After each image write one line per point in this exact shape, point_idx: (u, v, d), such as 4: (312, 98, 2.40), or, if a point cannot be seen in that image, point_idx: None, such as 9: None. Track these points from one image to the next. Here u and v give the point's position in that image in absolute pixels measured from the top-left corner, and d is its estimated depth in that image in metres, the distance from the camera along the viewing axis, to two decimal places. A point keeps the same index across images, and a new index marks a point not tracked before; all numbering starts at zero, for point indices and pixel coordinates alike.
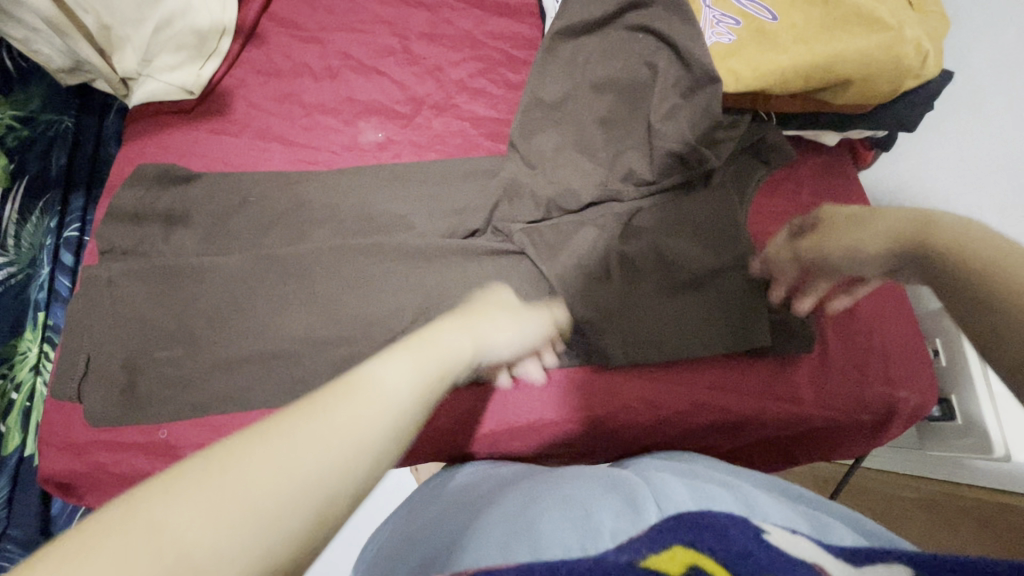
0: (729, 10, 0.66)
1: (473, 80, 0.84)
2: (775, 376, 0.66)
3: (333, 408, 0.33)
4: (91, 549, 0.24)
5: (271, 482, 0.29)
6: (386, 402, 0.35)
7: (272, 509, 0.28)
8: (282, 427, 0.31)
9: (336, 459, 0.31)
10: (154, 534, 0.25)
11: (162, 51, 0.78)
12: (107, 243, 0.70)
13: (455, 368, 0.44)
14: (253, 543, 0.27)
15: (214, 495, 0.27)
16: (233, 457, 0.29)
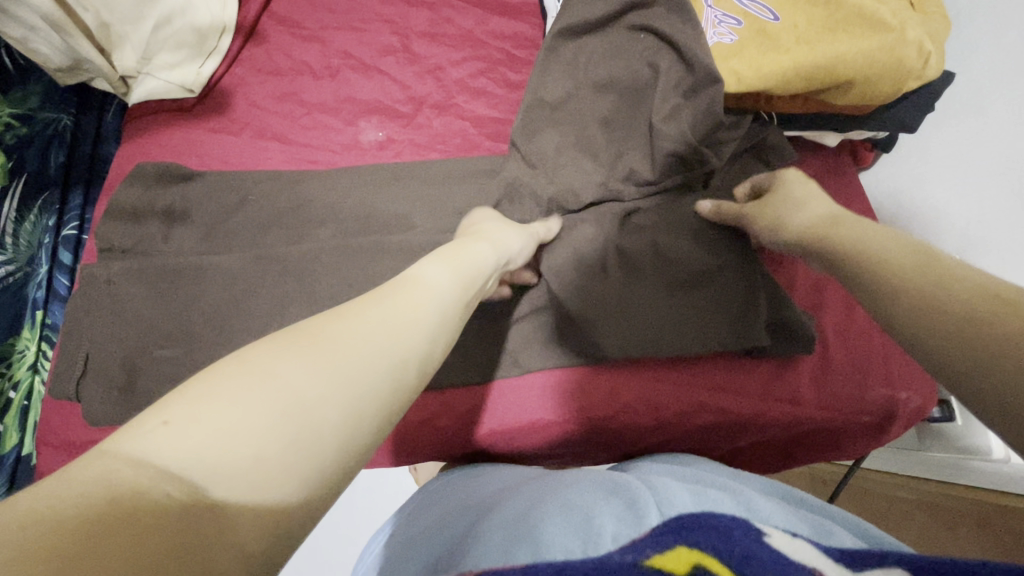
0: (731, 10, 0.66)
1: (474, 80, 0.84)
2: (776, 376, 0.66)
3: (381, 300, 0.37)
4: (204, 392, 0.28)
5: (346, 343, 0.33)
6: (426, 294, 0.40)
7: (354, 360, 0.32)
8: (355, 306, 0.36)
9: (394, 324, 0.36)
10: (257, 379, 0.29)
11: (162, 50, 0.78)
12: (106, 242, 0.70)
13: (482, 264, 0.50)
14: (342, 386, 0.31)
15: (297, 352, 0.31)
16: (319, 329, 0.33)
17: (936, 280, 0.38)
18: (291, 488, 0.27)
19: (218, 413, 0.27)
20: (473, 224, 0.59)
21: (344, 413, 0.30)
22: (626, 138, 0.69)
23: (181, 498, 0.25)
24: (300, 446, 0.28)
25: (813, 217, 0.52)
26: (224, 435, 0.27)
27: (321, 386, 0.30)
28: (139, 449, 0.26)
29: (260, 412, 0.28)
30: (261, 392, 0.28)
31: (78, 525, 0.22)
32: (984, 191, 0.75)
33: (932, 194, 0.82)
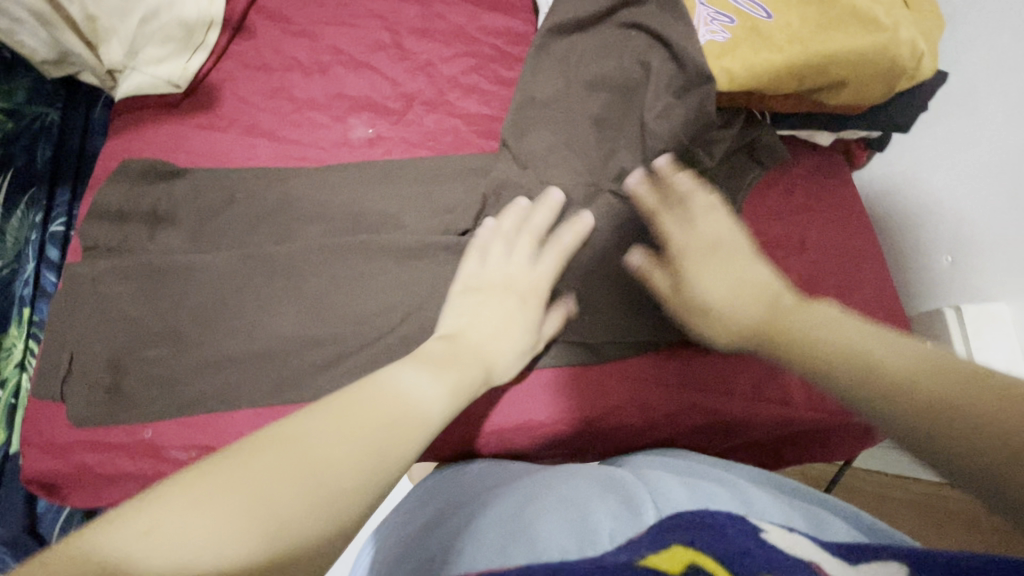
0: (724, 8, 0.65)
1: (466, 76, 0.83)
2: (768, 377, 0.65)
3: (366, 401, 0.40)
4: (187, 498, 0.31)
5: (324, 456, 0.36)
6: (412, 405, 0.42)
7: (329, 474, 0.35)
8: (334, 407, 0.39)
9: (369, 429, 0.38)
10: (239, 492, 0.32)
11: (148, 44, 0.77)
12: (91, 240, 0.69)
13: (473, 376, 0.50)
14: (313, 510, 0.33)
15: (276, 455, 0.34)
16: (301, 428, 0.37)
17: (923, 398, 0.35)
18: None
19: (202, 521, 0.30)
20: (508, 323, 0.57)
21: (309, 516, 0.33)
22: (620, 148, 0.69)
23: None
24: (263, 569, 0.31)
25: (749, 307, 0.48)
26: (200, 548, 0.30)
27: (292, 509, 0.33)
28: (117, 546, 0.28)
29: (233, 519, 0.31)
30: (240, 509, 0.31)
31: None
32: (978, 190, 0.74)
33: (927, 194, 0.82)
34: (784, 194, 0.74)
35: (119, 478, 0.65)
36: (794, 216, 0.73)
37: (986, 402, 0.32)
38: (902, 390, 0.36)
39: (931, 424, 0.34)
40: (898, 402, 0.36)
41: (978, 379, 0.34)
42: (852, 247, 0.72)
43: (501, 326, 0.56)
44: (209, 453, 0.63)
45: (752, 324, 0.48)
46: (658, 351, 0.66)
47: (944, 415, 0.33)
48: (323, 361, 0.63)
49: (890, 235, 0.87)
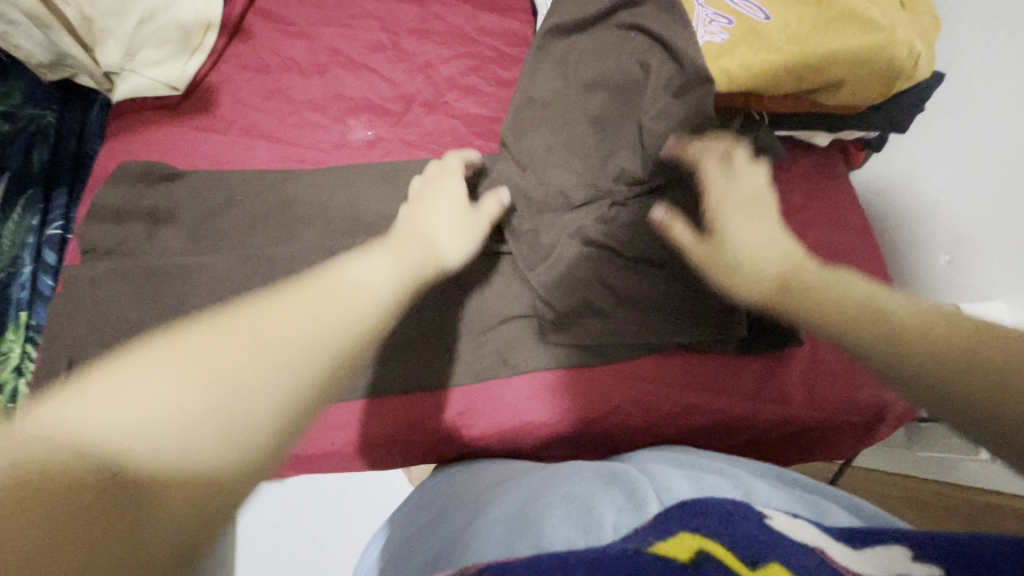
0: (722, 9, 0.65)
1: (465, 77, 0.83)
2: (766, 376, 0.67)
3: (316, 286, 0.38)
4: (123, 379, 0.29)
5: (276, 335, 0.33)
6: (367, 285, 0.40)
7: (285, 353, 0.33)
8: (282, 292, 0.37)
9: (322, 309, 0.36)
10: (174, 366, 0.30)
11: (145, 46, 0.77)
12: (90, 243, 0.69)
13: (416, 253, 0.49)
14: (270, 378, 0.31)
15: (225, 338, 0.32)
16: (246, 310, 0.34)
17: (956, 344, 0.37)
18: (204, 484, 0.28)
19: (131, 396, 0.28)
20: (429, 207, 0.59)
21: (270, 392, 0.31)
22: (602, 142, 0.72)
23: (83, 485, 0.25)
24: (218, 439, 0.29)
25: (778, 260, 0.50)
26: (134, 421, 0.27)
27: (245, 378, 0.31)
28: (54, 416, 0.26)
29: (183, 395, 0.29)
30: (178, 382, 0.29)
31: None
32: (974, 189, 0.75)
33: (924, 192, 0.82)
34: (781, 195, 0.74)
35: None
36: (791, 217, 0.73)
37: (992, 357, 0.36)
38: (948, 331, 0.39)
39: (943, 366, 0.37)
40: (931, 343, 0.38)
41: (981, 330, 0.38)
42: (850, 248, 0.73)
43: (421, 211, 0.58)
44: None
45: (785, 272, 0.49)
46: (658, 351, 0.66)
47: (952, 360, 0.37)
48: None
49: (888, 233, 0.87)
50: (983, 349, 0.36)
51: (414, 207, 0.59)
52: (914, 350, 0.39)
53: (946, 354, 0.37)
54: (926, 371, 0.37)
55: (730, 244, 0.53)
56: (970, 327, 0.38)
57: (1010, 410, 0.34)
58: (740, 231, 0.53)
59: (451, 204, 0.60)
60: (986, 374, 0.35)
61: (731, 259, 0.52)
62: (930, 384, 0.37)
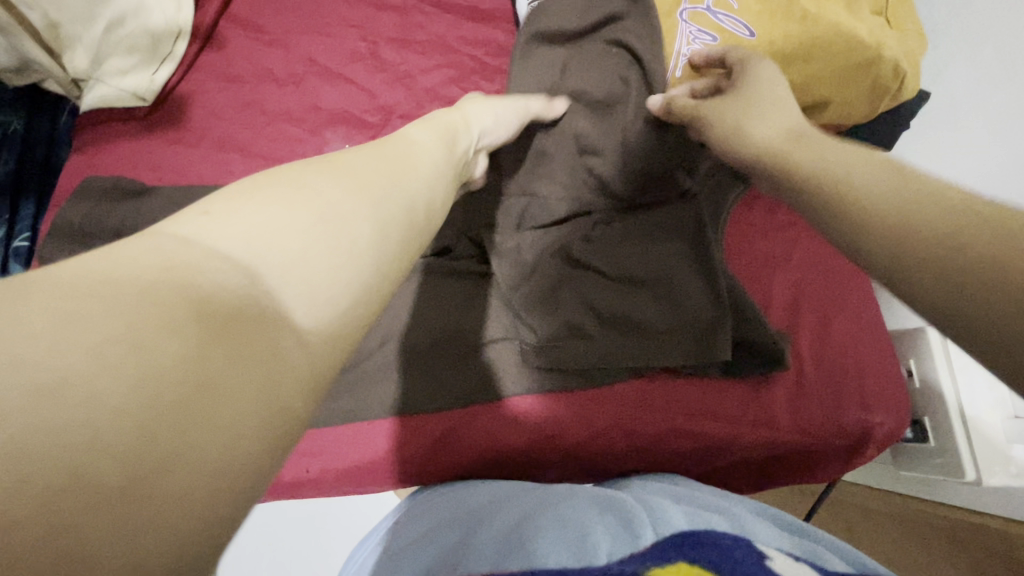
0: (707, 26, 0.62)
1: (446, 88, 0.81)
2: (751, 399, 0.65)
3: (379, 146, 0.40)
4: (240, 202, 0.28)
5: (364, 178, 0.34)
6: (415, 148, 0.43)
7: (378, 193, 0.33)
8: (356, 149, 0.38)
9: (394, 164, 0.38)
10: (285, 191, 0.29)
11: (113, 53, 0.73)
12: (51, 263, 0.65)
13: (454, 131, 0.52)
14: (371, 201, 0.32)
15: (322, 175, 0.32)
16: (330, 160, 0.34)
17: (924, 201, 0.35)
18: (339, 307, 0.27)
19: (253, 220, 0.27)
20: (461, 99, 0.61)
21: (377, 220, 0.31)
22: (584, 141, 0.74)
23: (237, 286, 0.24)
24: (345, 259, 0.28)
25: (779, 130, 0.49)
26: (262, 235, 0.26)
27: (354, 203, 0.31)
28: (187, 228, 0.25)
29: (303, 220, 0.28)
30: (293, 204, 0.29)
31: (132, 293, 0.21)
32: None
33: None
34: (766, 213, 0.73)
35: None
36: (776, 237, 0.72)
37: (990, 230, 0.32)
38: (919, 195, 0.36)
39: (902, 229, 0.35)
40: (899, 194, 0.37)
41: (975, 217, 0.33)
42: (834, 266, 0.72)
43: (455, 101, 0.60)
44: None
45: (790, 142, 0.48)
46: (641, 373, 0.65)
47: (942, 237, 0.33)
48: None
49: None
50: (969, 227, 0.32)
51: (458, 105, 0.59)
52: (892, 211, 0.36)
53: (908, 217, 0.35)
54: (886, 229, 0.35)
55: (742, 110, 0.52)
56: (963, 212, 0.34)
57: (928, 287, 0.32)
58: (758, 101, 0.52)
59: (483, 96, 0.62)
60: (951, 258, 0.32)
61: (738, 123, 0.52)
62: (885, 245, 0.35)
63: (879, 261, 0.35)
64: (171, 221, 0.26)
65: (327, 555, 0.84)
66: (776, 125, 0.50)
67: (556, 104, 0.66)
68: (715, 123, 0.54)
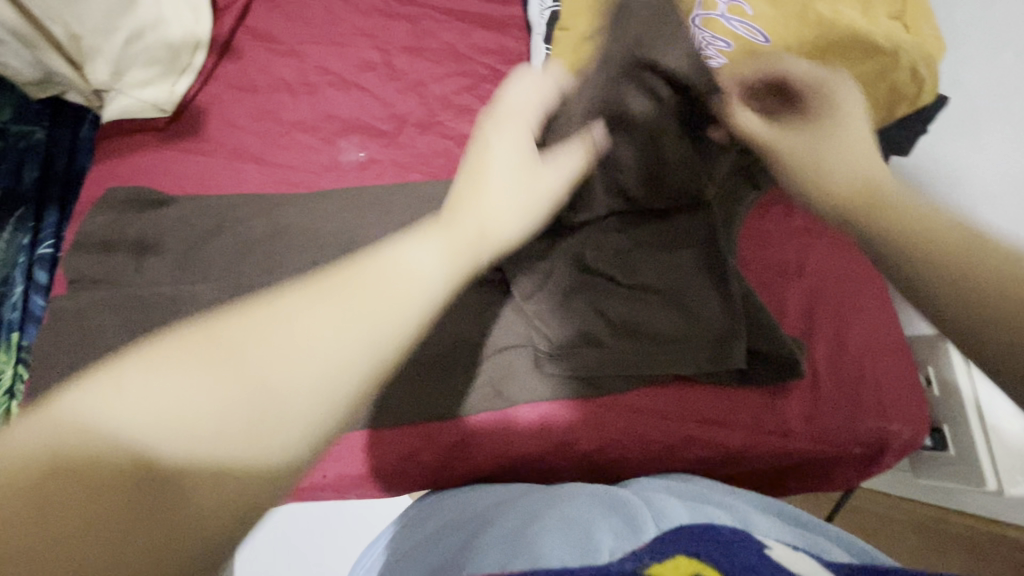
0: (720, 31, 0.61)
1: (458, 96, 0.81)
2: (767, 408, 0.65)
3: (357, 274, 0.34)
4: (156, 367, 0.28)
5: (309, 332, 0.30)
6: (412, 278, 0.35)
7: (318, 355, 0.30)
8: (329, 277, 0.33)
9: (365, 305, 0.32)
10: (213, 357, 0.29)
11: (134, 65, 0.75)
12: (76, 272, 0.67)
13: (465, 250, 0.39)
14: (304, 375, 0.29)
15: (259, 326, 0.30)
16: (286, 301, 0.32)
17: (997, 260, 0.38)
18: (234, 490, 0.27)
19: (159, 395, 0.27)
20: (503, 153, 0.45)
21: (308, 389, 0.29)
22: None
23: (119, 475, 0.25)
24: (249, 437, 0.28)
25: (857, 174, 0.48)
26: (162, 422, 0.26)
27: (276, 371, 0.29)
28: (95, 405, 0.26)
29: (214, 395, 0.28)
30: (214, 378, 0.28)
31: (22, 484, 0.24)
32: (978, 212, 0.74)
33: None
34: (781, 220, 0.73)
35: None
36: (792, 243, 0.72)
37: None
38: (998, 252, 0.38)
39: (981, 283, 0.37)
40: (973, 252, 0.39)
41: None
42: (852, 272, 0.71)
43: (493, 158, 0.45)
44: None
45: (864, 186, 0.47)
46: (653, 381, 0.64)
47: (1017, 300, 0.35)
48: None
49: None
50: None
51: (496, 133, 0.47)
52: (975, 268, 0.38)
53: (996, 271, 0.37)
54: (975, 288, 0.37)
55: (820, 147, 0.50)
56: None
57: (997, 345, 0.35)
58: (836, 135, 0.50)
59: (529, 160, 0.46)
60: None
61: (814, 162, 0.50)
62: (958, 301, 0.38)
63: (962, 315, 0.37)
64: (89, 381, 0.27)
65: (337, 556, 0.84)
66: (854, 167, 0.48)
67: (595, 130, 0.54)
68: (791, 159, 0.51)
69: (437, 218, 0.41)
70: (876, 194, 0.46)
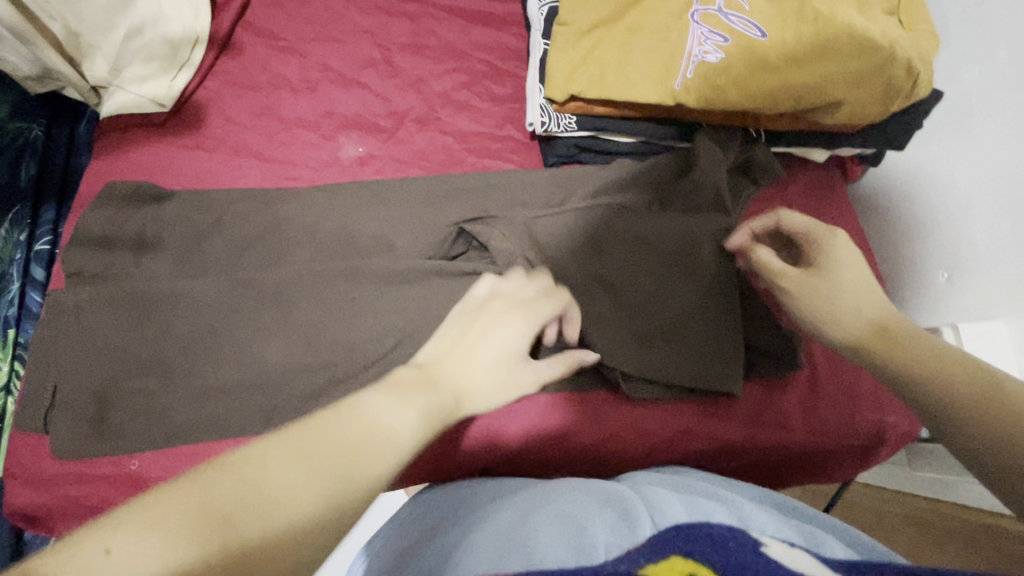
0: (718, 27, 0.62)
1: (458, 93, 0.82)
2: (766, 401, 0.65)
3: (331, 425, 0.36)
4: (131, 529, 0.28)
5: (280, 491, 0.32)
6: (380, 437, 0.37)
7: (292, 514, 0.32)
8: (307, 427, 0.36)
9: (336, 460, 0.34)
10: (186, 521, 0.29)
11: (132, 61, 0.74)
12: (74, 267, 0.66)
13: (448, 405, 0.44)
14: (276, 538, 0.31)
15: (235, 483, 0.31)
16: (260, 456, 0.33)
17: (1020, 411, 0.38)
18: None
19: (132, 560, 0.27)
20: (492, 323, 0.51)
21: (280, 544, 0.31)
22: (594, 135, 0.72)
23: None
24: None
25: (867, 318, 0.49)
26: None
27: (251, 531, 0.30)
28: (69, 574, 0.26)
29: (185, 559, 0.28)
30: (191, 545, 0.29)
31: None
32: (969, 207, 0.74)
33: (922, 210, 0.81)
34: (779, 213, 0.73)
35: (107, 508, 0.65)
36: None
37: None
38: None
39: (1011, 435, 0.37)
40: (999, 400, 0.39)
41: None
42: None
43: (481, 330, 0.50)
44: None
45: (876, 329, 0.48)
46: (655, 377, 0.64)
47: None
48: (314, 391, 0.63)
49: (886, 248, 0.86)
50: None
51: (475, 317, 0.52)
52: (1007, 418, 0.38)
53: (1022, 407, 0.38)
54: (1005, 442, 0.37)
55: (830, 286, 0.51)
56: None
57: None
58: (839, 267, 0.52)
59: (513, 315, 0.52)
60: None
61: (824, 302, 0.51)
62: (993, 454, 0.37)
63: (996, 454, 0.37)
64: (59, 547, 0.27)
65: (339, 553, 0.84)
66: (869, 307, 0.49)
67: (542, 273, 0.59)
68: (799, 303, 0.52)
69: (416, 373, 0.45)
70: (888, 338, 0.47)
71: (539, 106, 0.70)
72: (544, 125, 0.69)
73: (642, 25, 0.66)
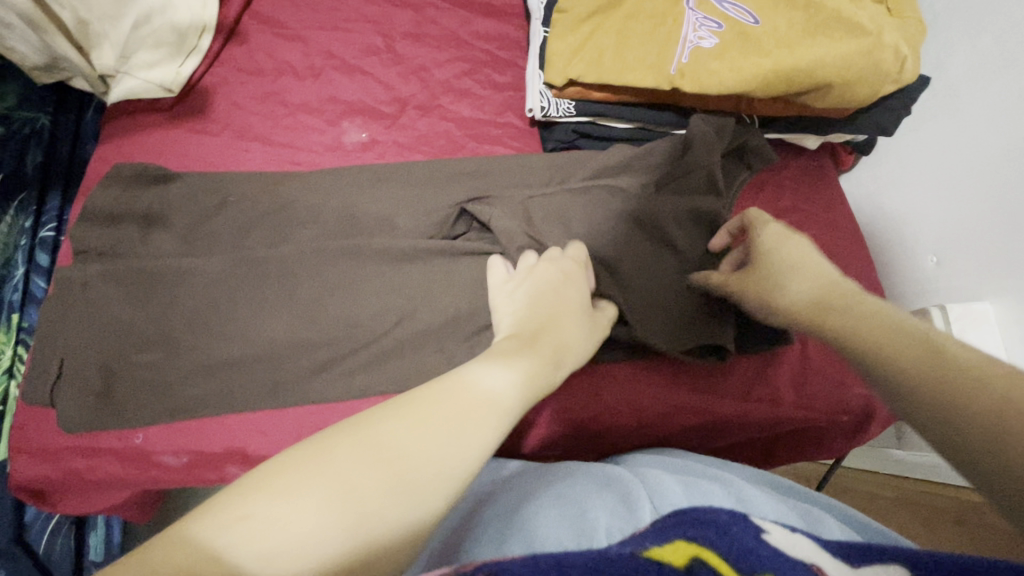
0: (711, 13, 0.66)
1: (459, 81, 0.83)
2: (759, 377, 0.67)
3: (445, 393, 0.37)
4: (270, 493, 0.30)
5: (407, 459, 0.33)
6: (491, 400, 0.39)
7: (416, 480, 0.33)
8: (420, 396, 0.37)
9: (449, 425, 0.35)
10: (329, 483, 0.31)
11: (141, 48, 0.76)
12: (82, 244, 0.67)
13: (552, 370, 0.46)
14: (398, 505, 0.32)
15: (361, 450, 0.33)
16: (380, 423, 0.35)
17: (943, 371, 0.38)
18: None
19: (278, 523, 0.29)
20: (558, 292, 0.53)
21: (401, 512, 0.32)
22: (592, 119, 0.74)
23: None
24: (346, 560, 0.30)
25: (807, 293, 0.51)
26: (278, 556, 0.29)
27: (374, 498, 0.31)
28: (221, 536, 0.28)
29: (323, 524, 0.30)
30: (328, 511, 0.30)
31: None
32: (957, 193, 0.76)
33: (909, 196, 0.83)
34: (772, 197, 0.75)
35: (110, 482, 0.66)
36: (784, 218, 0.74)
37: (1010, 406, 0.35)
38: (945, 362, 0.39)
39: (941, 397, 0.37)
40: (925, 363, 0.40)
41: (997, 361, 0.38)
42: (843, 248, 0.73)
43: (549, 298, 0.52)
44: (203, 456, 0.65)
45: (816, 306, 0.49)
46: (648, 356, 0.66)
47: (970, 411, 0.36)
48: (317, 365, 0.65)
49: (877, 236, 0.88)
50: (987, 399, 0.35)
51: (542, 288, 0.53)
52: (935, 380, 0.38)
53: (934, 368, 0.39)
54: (931, 403, 0.38)
55: (771, 272, 0.54)
56: (983, 358, 0.38)
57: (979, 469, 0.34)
58: (777, 250, 0.55)
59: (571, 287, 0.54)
60: (976, 390, 0.36)
61: (766, 290, 0.54)
62: (933, 419, 0.38)
63: (920, 412, 0.38)
64: (210, 507, 0.30)
65: None
66: (807, 279, 0.51)
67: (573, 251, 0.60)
68: (747, 295, 0.56)
69: (516, 341, 0.46)
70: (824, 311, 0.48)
71: (538, 92, 0.71)
72: (544, 110, 0.71)
73: (639, 12, 0.68)
